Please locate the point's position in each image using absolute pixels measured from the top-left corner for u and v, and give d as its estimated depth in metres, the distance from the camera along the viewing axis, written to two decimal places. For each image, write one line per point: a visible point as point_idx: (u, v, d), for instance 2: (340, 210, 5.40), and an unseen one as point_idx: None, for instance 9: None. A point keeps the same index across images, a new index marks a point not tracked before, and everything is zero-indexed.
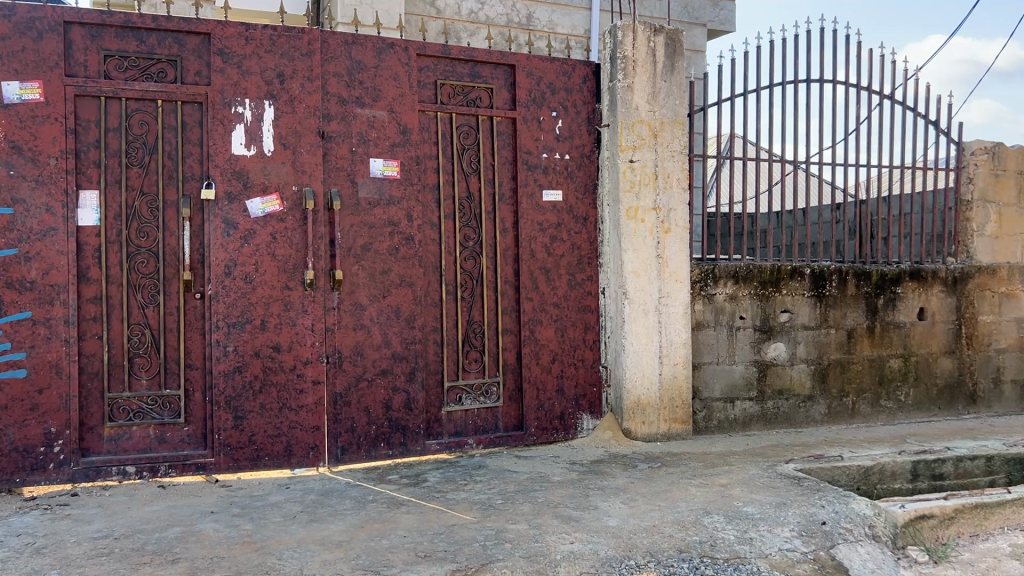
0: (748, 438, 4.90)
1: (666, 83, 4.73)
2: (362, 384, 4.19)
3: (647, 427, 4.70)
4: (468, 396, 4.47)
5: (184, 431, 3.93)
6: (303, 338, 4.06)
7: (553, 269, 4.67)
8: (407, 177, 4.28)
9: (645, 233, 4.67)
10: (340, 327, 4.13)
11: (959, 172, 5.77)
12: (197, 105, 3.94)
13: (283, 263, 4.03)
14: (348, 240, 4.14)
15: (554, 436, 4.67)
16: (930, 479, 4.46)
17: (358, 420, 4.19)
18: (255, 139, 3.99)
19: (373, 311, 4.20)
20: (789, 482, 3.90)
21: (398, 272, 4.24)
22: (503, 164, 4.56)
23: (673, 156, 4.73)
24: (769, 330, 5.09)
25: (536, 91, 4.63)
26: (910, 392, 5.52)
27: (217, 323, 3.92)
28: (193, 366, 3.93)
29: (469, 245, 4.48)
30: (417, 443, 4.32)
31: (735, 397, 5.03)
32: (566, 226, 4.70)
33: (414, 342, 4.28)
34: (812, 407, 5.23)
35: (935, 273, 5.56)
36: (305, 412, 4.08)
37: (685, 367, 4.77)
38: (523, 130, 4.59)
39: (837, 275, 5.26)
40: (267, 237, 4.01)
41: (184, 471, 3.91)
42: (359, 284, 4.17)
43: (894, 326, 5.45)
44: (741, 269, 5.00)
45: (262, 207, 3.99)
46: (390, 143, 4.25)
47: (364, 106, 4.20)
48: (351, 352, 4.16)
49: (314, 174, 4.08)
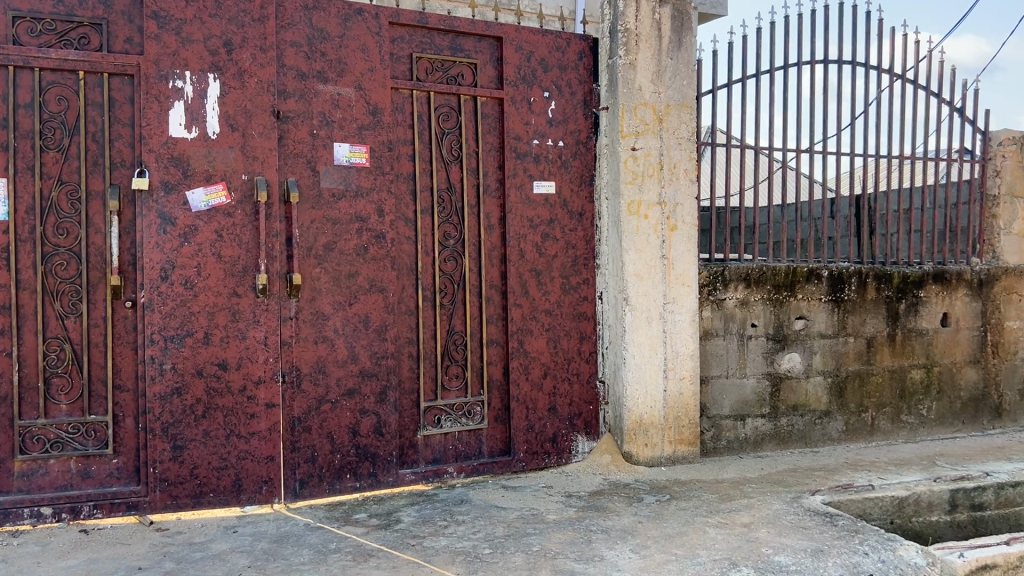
0: (761, 461, 4.38)
1: (673, 61, 4.17)
2: (324, 407, 3.59)
3: (650, 450, 4.16)
4: (448, 418, 3.89)
5: (111, 464, 3.32)
6: (253, 353, 3.45)
7: (545, 272, 4.10)
8: (377, 165, 3.69)
9: (648, 231, 4.12)
10: (299, 340, 3.53)
11: (984, 165, 5.27)
12: (128, 78, 3.32)
13: (229, 266, 3.42)
14: (307, 239, 3.54)
15: (545, 461, 4.12)
16: (971, 510, 3.94)
17: (319, 449, 3.60)
18: (197, 119, 3.37)
19: (337, 322, 3.60)
20: (821, 520, 3.36)
21: (366, 275, 3.65)
22: (488, 152, 3.99)
23: (680, 144, 4.19)
24: (782, 339, 4.57)
25: (526, 68, 4.05)
26: (932, 406, 5.02)
27: (150, 337, 3.31)
28: (123, 387, 3.32)
29: (449, 244, 3.90)
30: (389, 474, 3.73)
31: (746, 414, 4.50)
32: (559, 223, 4.14)
33: (386, 357, 3.70)
34: (829, 424, 4.72)
35: (959, 275, 5.07)
36: (256, 440, 3.47)
37: (693, 382, 4.24)
38: (512, 112, 4.01)
39: (857, 277, 4.75)
40: (211, 234, 3.39)
41: (112, 512, 3.30)
42: (320, 290, 3.57)
43: (916, 333, 4.96)
44: (753, 271, 4.47)
45: (206, 200, 3.38)
46: (358, 125, 3.65)
47: (327, 82, 3.59)
48: (312, 369, 3.56)
49: (267, 160, 3.47)
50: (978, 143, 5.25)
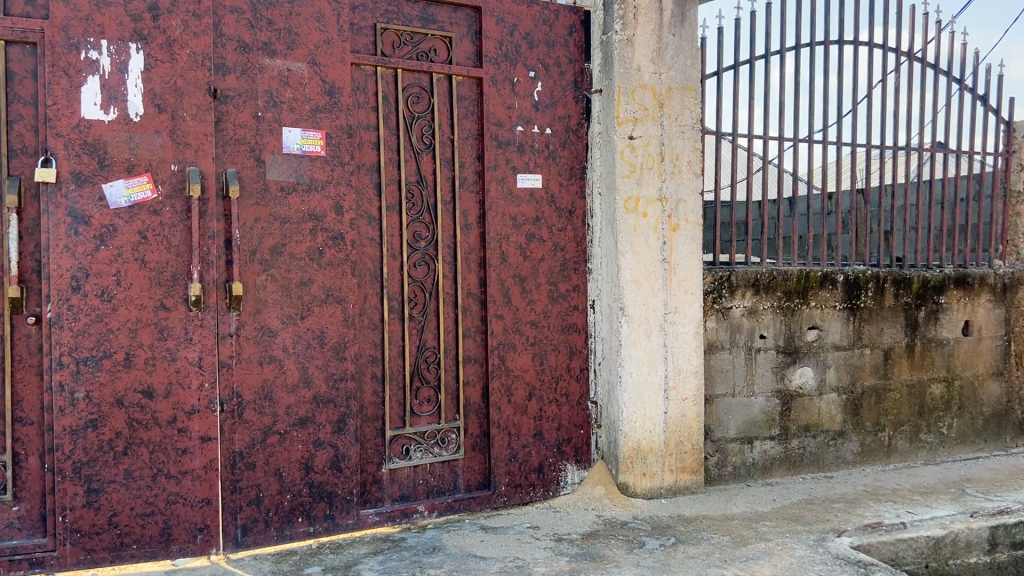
0: (771, 490, 3.90)
1: (676, 38, 3.66)
2: (271, 439, 3.05)
3: (649, 480, 3.66)
4: (418, 447, 3.36)
5: (11, 512, 2.76)
6: (185, 378, 2.90)
7: (530, 278, 3.58)
8: (334, 154, 3.14)
9: (647, 231, 3.61)
10: (241, 361, 2.99)
11: (1008, 158, 4.81)
12: (31, 48, 2.74)
13: (156, 274, 2.86)
14: (250, 240, 2.99)
15: (529, 494, 3.61)
16: (1011, 549, 3.48)
17: (265, 489, 3.05)
18: (116, 98, 2.80)
19: (286, 339, 3.06)
20: (855, 572, 2.88)
21: (321, 283, 3.11)
22: (465, 139, 3.46)
23: (683, 132, 3.68)
24: (793, 352, 4.08)
25: (508, 43, 3.52)
26: (952, 424, 4.57)
27: (59, 360, 2.74)
28: (25, 421, 2.76)
29: (419, 246, 3.36)
30: (348, 515, 3.20)
31: (753, 436, 4.02)
32: (546, 221, 3.62)
33: (345, 379, 3.16)
34: (843, 445, 4.25)
35: (982, 279, 4.62)
36: (189, 481, 2.91)
37: (696, 402, 3.74)
38: (492, 95, 3.48)
39: (874, 282, 4.28)
40: (132, 236, 2.83)
41: (11, 571, 2.74)
42: (266, 302, 3.02)
43: (936, 343, 4.49)
44: (762, 276, 3.98)
45: (127, 194, 2.81)
46: (311, 106, 3.10)
47: (274, 55, 3.04)
48: (257, 395, 3.01)
49: (201, 148, 2.90)
50: (1002, 133, 4.77)
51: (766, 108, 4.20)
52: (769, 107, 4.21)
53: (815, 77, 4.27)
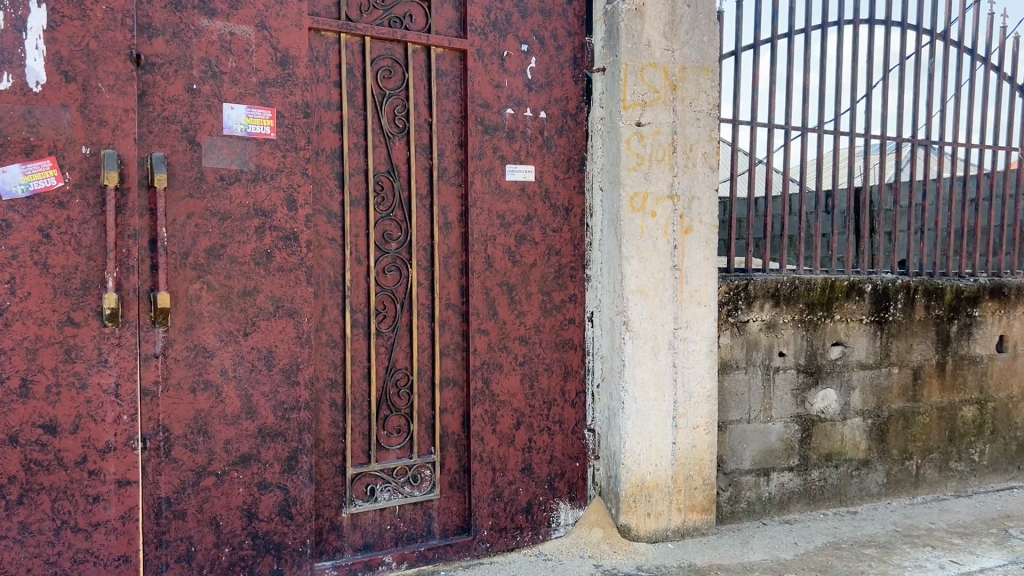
0: (791, 529, 3.43)
1: (691, 9, 3.15)
2: (207, 482, 2.53)
3: (654, 522, 3.16)
4: (385, 487, 2.85)
5: None
6: (98, 409, 2.34)
7: (520, 287, 3.07)
8: (287, 138, 2.61)
9: (656, 233, 3.10)
10: (169, 387, 2.45)
11: None
12: None
13: (60, 281, 2.29)
14: (181, 241, 2.46)
15: (515, 539, 3.11)
16: None
17: (198, 542, 2.53)
18: (10, 62, 2.22)
19: (226, 360, 2.53)
20: None
21: (270, 292, 2.59)
22: (444, 123, 2.94)
23: (698, 119, 3.17)
24: (815, 372, 3.60)
25: (497, 11, 3.00)
26: (984, 450, 4.11)
27: None
28: None
29: (389, 249, 2.84)
30: (301, 570, 2.69)
31: (770, 467, 3.54)
32: (539, 221, 3.11)
33: (297, 409, 2.64)
34: (868, 475, 3.78)
35: (1019, 290, 4.15)
36: (104, 534, 2.37)
37: (708, 431, 3.24)
38: (477, 70, 2.96)
39: (905, 292, 3.80)
40: (32, 233, 2.26)
41: None
42: (201, 315, 2.49)
43: (969, 361, 4.03)
44: (783, 285, 3.48)
45: (25, 181, 2.25)
46: (259, 78, 2.57)
47: (214, 15, 2.50)
48: (189, 429, 2.49)
49: (119, 126, 2.35)
50: None
51: (788, 94, 3.70)
52: (791, 92, 3.70)
53: (843, 60, 3.77)
